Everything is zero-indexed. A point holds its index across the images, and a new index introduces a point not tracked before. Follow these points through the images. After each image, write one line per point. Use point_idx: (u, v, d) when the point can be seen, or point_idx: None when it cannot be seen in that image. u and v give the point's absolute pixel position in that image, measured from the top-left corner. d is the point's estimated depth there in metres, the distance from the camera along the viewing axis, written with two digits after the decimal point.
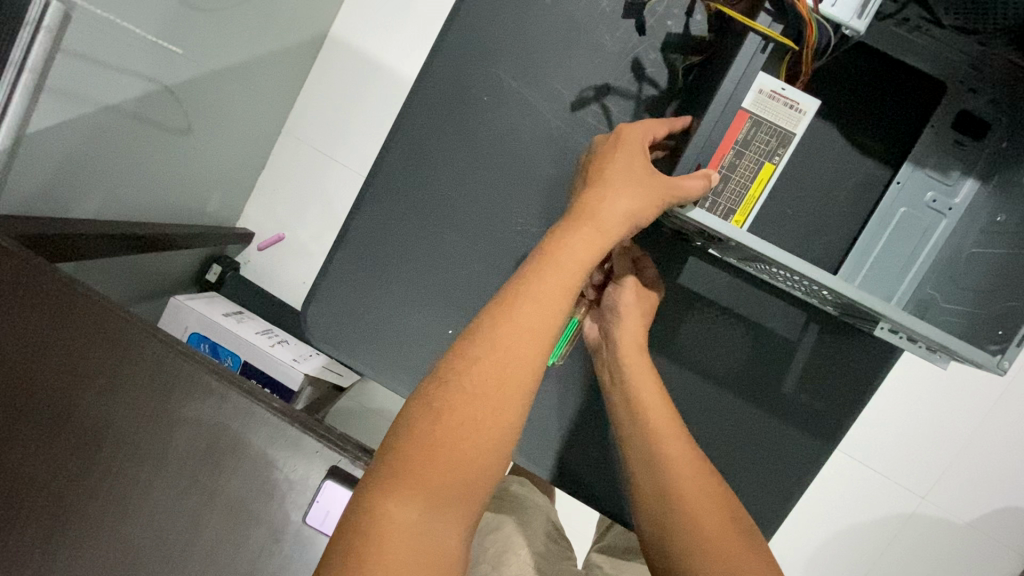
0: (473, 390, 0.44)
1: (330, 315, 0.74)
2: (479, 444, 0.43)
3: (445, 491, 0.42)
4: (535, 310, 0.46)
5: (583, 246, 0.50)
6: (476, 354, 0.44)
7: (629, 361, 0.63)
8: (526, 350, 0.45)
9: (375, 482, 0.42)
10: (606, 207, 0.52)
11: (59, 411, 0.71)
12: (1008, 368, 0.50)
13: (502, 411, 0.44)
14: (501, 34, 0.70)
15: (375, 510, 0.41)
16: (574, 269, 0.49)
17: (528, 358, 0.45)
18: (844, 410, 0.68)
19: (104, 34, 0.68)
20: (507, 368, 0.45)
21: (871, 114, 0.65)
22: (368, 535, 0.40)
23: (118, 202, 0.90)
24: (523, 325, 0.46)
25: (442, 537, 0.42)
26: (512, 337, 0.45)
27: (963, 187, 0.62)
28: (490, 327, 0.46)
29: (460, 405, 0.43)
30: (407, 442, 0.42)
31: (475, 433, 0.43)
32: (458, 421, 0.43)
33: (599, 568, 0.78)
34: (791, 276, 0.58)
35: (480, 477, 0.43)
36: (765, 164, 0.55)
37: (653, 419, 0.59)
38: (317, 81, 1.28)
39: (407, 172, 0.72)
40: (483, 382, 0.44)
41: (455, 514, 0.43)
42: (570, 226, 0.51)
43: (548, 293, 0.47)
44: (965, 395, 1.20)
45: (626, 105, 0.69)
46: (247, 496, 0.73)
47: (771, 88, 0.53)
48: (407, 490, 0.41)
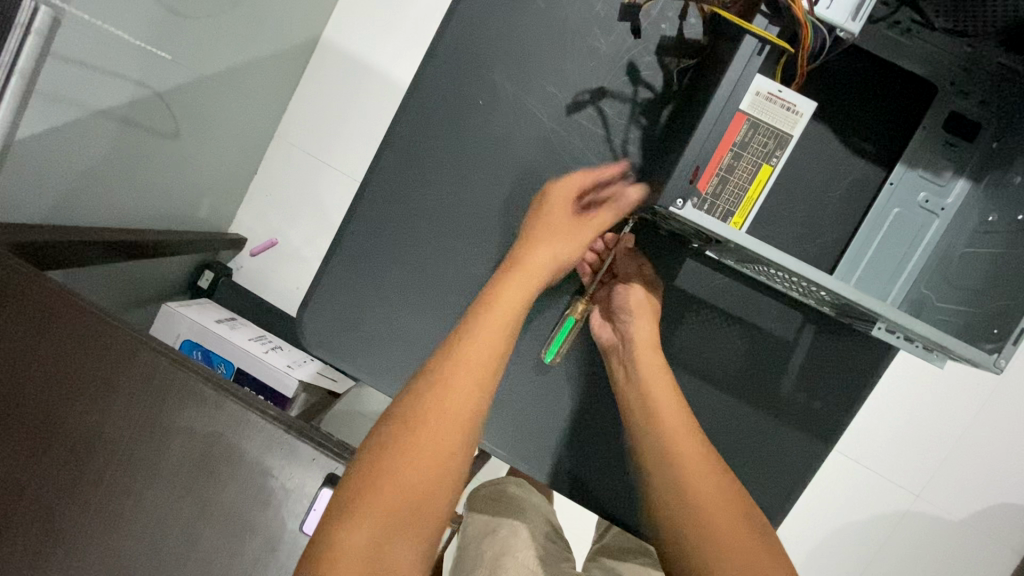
0: (438, 418, 0.50)
1: (324, 322, 0.73)
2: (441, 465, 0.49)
3: (413, 509, 0.47)
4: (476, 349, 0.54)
5: (519, 290, 0.60)
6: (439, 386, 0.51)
7: (648, 370, 0.63)
8: (467, 387, 0.52)
9: (346, 502, 0.46)
10: (535, 258, 0.63)
11: (48, 423, 0.70)
12: (1005, 367, 0.50)
13: (450, 440, 0.50)
14: (494, 37, 0.70)
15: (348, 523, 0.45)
16: (512, 312, 0.58)
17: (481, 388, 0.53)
18: (842, 410, 0.69)
19: (92, 39, 0.67)
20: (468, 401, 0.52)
21: (863, 117, 0.66)
22: (326, 554, 0.44)
23: (106, 209, 0.89)
24: (477, 363, 0.53)
25: (407, 555, 0.46)
26: (456, 375, 0.52)
27: (955, 187, 0.63)
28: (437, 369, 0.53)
29: (413, 435, 0.49)
30: (376, 465, 0.47)
31: (438, 455, 0.49)
32: (422, 446, 0.48)
33: (600, 564, 0.78)
34: (788, 276, 0.58)
35: (431, 502, 0.48)
36: (763, 166, 0.55)
37: (675, 433, 0.58)
38: (310, 86, 1.27)
39: (402, 176, 0.72)
40: (433, 415, 0.50)
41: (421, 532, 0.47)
42: (505, 279, 0.61)
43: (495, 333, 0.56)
44: (957, 393, 1.21)
45: (621, 107, 0.69)
46: (242, 505, 0.72)
47: (768, 90, 0.53)
48: (362, 515, 0.46)
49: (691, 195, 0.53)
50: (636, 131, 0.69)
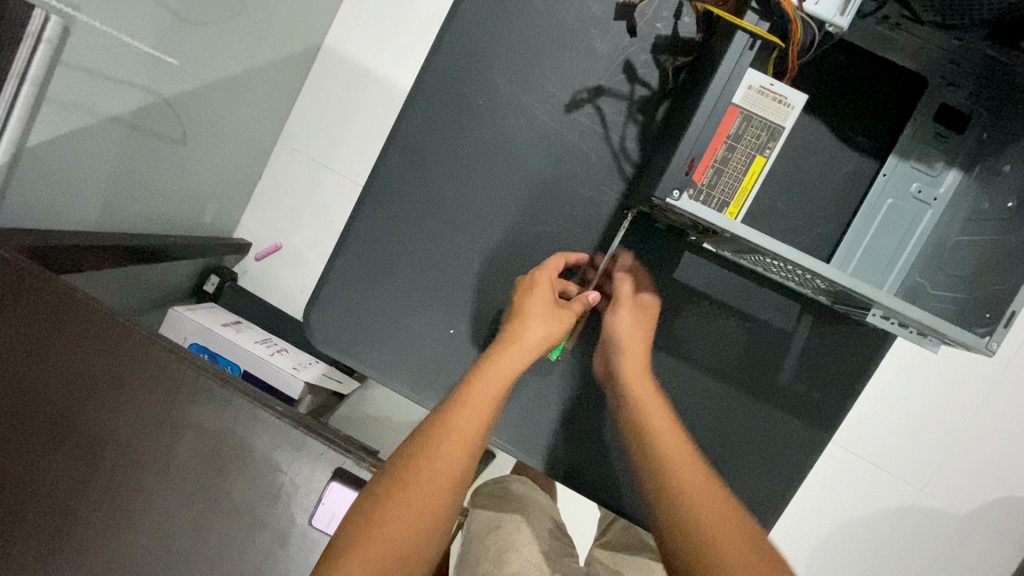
0: (421, 477, 0.51)
1: (331, 319, 0.75)
2: (422, 525, 0.50)
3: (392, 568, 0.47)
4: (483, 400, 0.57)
5: (525, 346, 0.63)
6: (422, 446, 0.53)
7: (638, 393, 0.62)
8: (472, 437, 0.55)
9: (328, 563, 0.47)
10: (538, 313, 0.65)
11: (61, 422, 0.71)
12: (996, 349, 0.51)
13: (452, 483, 0.52)
14: (493, 39, 0.71)
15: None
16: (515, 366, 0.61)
17: (466, 449, 0.54)
18: (841, 398, 0.70)
19: (102, 46, 0.69)
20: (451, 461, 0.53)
21: (855, 111, 0.67)
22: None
23: (115, 214, 0.90)
24: (459, 426, 0.55)
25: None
26: (462, 424, 0.55)
27: (947, 177, 0.65)
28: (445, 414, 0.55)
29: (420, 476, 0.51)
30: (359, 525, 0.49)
31: (420, 515, 0.50)
32: (408, 504, 0.50)
33: (600, 564, 0.80)
34: (783, 266, 0.59)
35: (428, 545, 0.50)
36: (756, 157, 0.56)
37: (671, 455, 0.55)
38: (312, 92, 1.29)
39: (404, 177, 0.73)
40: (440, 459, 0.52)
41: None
42: (512, 332, 0.63)
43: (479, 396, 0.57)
44: (958, 386, 1.22)
45: (618, 105, 0.71)
46: (252, 501, 0.73)
47: (761, 83, 0.55)
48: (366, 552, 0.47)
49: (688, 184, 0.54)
50: (634, 127, 0.71)
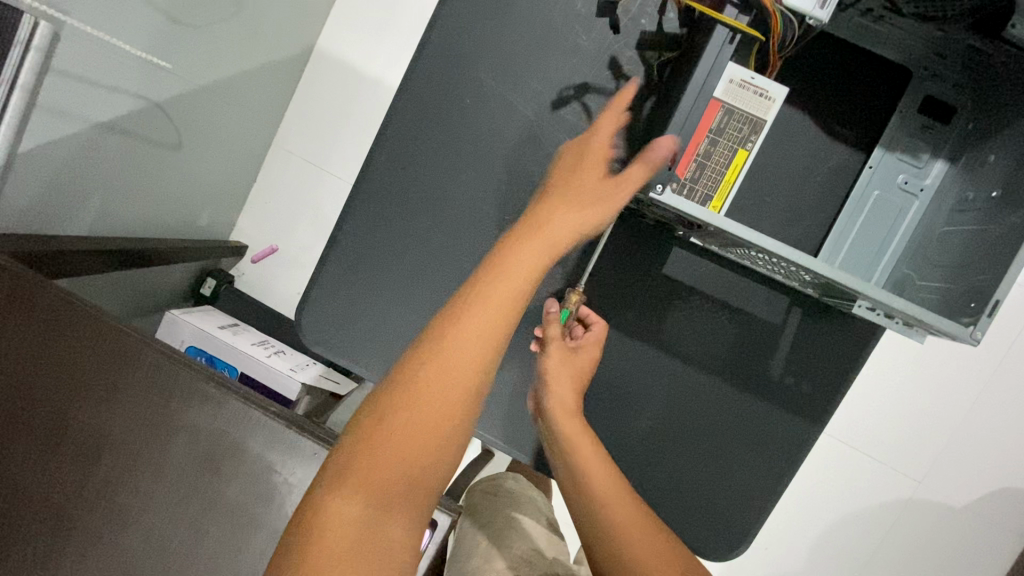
0: (427, 383, 0.46)
1: (323, 320, 0.75)
2: (428, 438, 0.45)
3: (391, 489, 0.45)
4: (487, 307, 0.47)
5: (534, 249, 0.50)
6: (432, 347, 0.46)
7: (568, 428, 0.61)
8: (476, 347, 0.47)
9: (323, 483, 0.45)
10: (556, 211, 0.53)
11: (56, 426, 0.72)
12: (980, 339, 0.51)
13: (451, 405, 0.46)
14: (479, 39, 0.72)
15: (312, 516, 0.44)
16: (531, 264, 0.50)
17: (481, 350, 0.47)
18: (831, 390, 0.70)
19: (92, 52, 0.70)
20: (460, 366, 0.46)
21: (841, 104, 0.67)
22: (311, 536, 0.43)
23: (110, 218, 0.91)
24: (474, 316, 0.47)
25: (388, 534, 0.44)
26: (464, 333, 0.47)
27: (933, 168, 0.65)
28: (441, 328, 0.47)
29: (410, 402, 0.45)
30: (359, 439, 0.45)
31: (423, 428, 0.45)
32: (392, 442, 0.45)
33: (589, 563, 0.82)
34: (769, 258, 0.59)
35: (428, 475, 0.46)
36: (738, 151, 0.56)
37: (598, 484, 0.56)
38: (304, 94, 1.30)
39: (393, 177, 0.73)
40: (433, 378, 0.46)
41: (403, 512, 0.45)
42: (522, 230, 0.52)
43: (501, 280, 0.48)
44: (954, 378, 1.22)
45: (604, 101, 0.71)
46: (247, 501, 0.73)
47: (741, 77, 0.55)
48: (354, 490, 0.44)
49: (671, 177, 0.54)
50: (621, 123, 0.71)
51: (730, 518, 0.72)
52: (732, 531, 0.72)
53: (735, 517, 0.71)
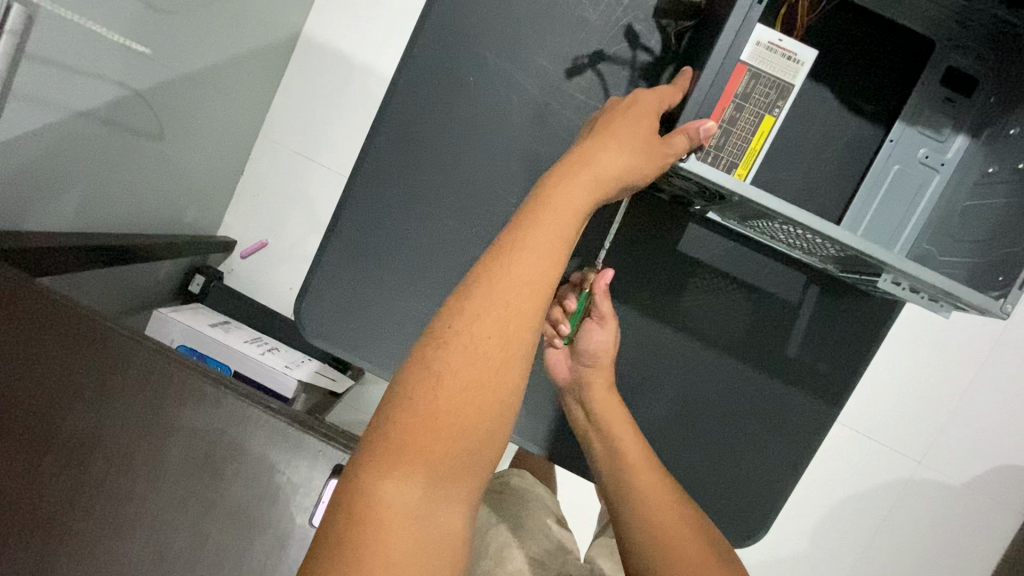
0: (472, 350, 0.44)
1: (327, 310, 0.72)
2: (481, 407, 0.44)
3: (445, 463, 0.43)
4: (535, 262, 0.45)
5: (582, 200, 0.48)
6: (474, 311, 0.44)
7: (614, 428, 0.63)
8: (525, 306, 0.45)
9: (370, 461, 0.42)
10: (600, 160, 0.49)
11: (43, 431, 0.68)
12: (1011, 312, 0.50)
13: (503, 369, 0.45)
14: (483, 13, 0.68)
15: (362, 496, 0.42)
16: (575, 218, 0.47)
17: (528, 313, 0.45)
18: (848, 370, 0.68)
19: (68, 36, 0.65)
20: (505, 329, 0.45)
21: (863, 74, 0.65)
22: (368, 517, 0.41)
23: (92, 214, 0.86)
24: (519, 278, 0.45)
25: (445, 512, 0.44)
26: (511, 293, 0.45)
27: (954, 143, 0.63)
28: (487, 286, 0.45)
29: (463, 368, 0.43)
30: (403, 410, 0.42)
31: (474, 396, 0.43)
32: (446, 411, 0.43)
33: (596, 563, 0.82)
34: (791, 232, 0.56)
35: (482, 444, 0.44)
36: (765, 117, 0.54)
37: (642, 485, 0.57)
38: (294, 81, 1.25)
39: (395, 160, 0.70)
40: (485, 343, 0.44)
41: (459, 486, 0.44)
42: (564, 176, 0.48)
43: (543, 239, 0.46)
44: (956, 359, 1.22)
45: (616, 76, 0.68)
46: (249, 503, 0.70)
47: (769, 39, 0.52)
48: (407, 466, 0.42)
49: (697, 146, 0.52)
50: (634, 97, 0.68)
51: (747, 504, 0.70)
52: (750, 517, 0.70)
53: (752, 504, 0.70)
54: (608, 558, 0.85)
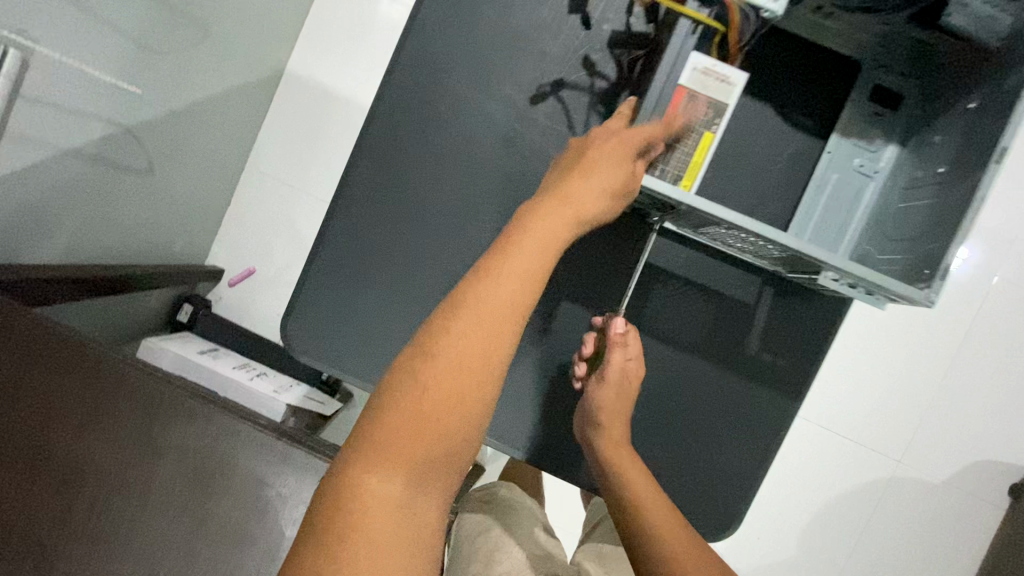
0: (455, 363, 0.48)
1: (314, 327, 0.75)
2: (464, 414, 0.48)
3: (426, 463, 0.47)
4: (513, 284, 0.50)
5: (552, 226, 0.53)
6: (459, 329, 0.48)
7: (618, 459, 0.67)
8: (502, 324, 0.49)
9: (356, 457, 0.46)
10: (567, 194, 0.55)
11: (35, 456, 0.70)
12: (935, 300, 0.55)
13: (483, 382, 0.48)
14: (453, 47, 0.74)
15: (348, 488, 0.45)
16: (547, 241, 0.53)
17: (505, 330, 0.50)
18: (805, 364, 0.73)
19: (63, 78, 0.69)
20: (486, 346, 0.48)
21: (799, 93, 0.72)
22: (353, 507, 0.45)
23: (82, 247, 0.89)
24: (499, 300, 0.49)
25: (424, 505, 0.47)
26: (492, 312, 0.49)
27: (885, 152, 0.69)
28: (472, 306, 0.49)
29: (446, 379, 0.47)
30: (391, 415, 0.46)
31: (456, 405, 0.47)
32: (431, 418, 0.46)
33: (582, 564, 0.85)
34: (737, 236, 0.62)
35: (462, 446, 0.48)
36: (705, 133, 0.60)
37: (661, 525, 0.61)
38: (278, 114, 1.30)
39: (375, 183, 0.75)
40: (466, 357, 0.48)
41: (438, 484, 0.48)
42: (534, 209, 0.54)
43: (520, 263, 0.51)
44: (923, 359, 1.28)
45: (577, 100, 0.74)
46: (239, 518, 0.72)
47: (704, 65, 0.58)
48: (391, 464, 0.46)
49: (648, 163, 0.58)
50: (594, 120, 0.74)
51: (719, 498, 0.74)
52: (723, 510, 0.74)
53: (724, 496, 0.74)
54: (594, 560, 0.87)
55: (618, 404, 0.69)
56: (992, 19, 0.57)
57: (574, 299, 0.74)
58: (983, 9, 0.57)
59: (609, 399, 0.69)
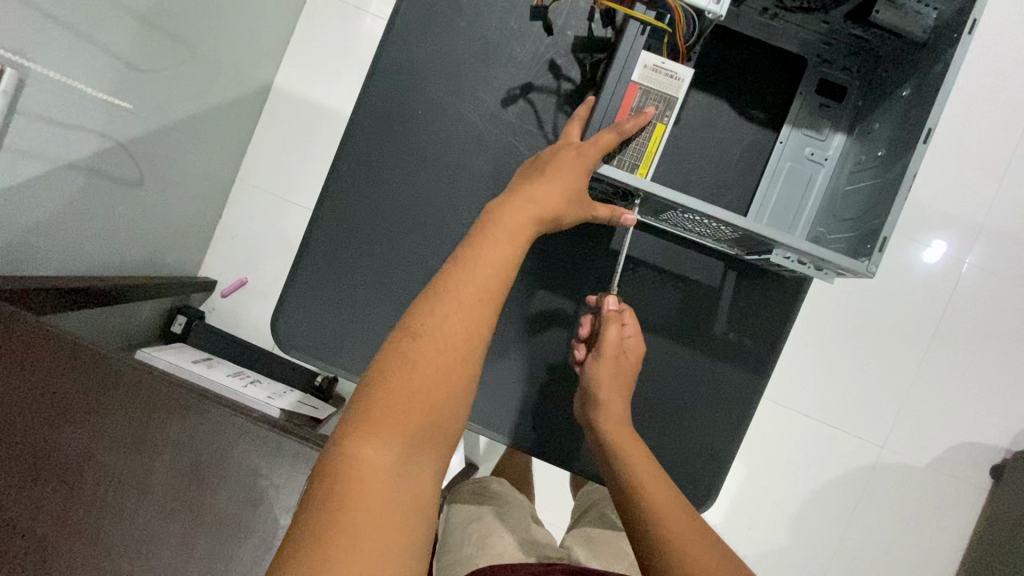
0: (440, 342, 0.51)
1: (303, 324, 0.79)
2: (450, 387, 0.51)
3: (415, 436, 0.50)
4: (492, 267, 0.55)
5: (525, 218, 0.58)
6: (442, 312, 0.52)
7: (622, 442, 0.68)
8: (483, 304, 0.54)
9: (350, 433, 0.49)
10: (543, 194, 0.60)
11: (35, 455, 0.72)
12: (875, 270, 0.59)
13: (466, 357, 0.52)
14: (427, 55, 0.79)
15: (343, 459, 0.48)
16: (523, 232, 0.58)
17: (486, 310, 0.54)
18: (769, 342, 0.78)
19: (58, 94, 0.73)
20: (468, 326, 0.53)
21: (751, 88, 0.77)
22: (350, 478, 0.47)
23: (76, 258, 0.92)
24: (479, 285, 0.54)
25: (417, 475, 0.50)
26: (472, 293, 0.53)
27: (834, 141, 0.75)
28: (454, 288, 0.53)
29: (433, 355, 0.51)
30: (383, 389, 0.50)
31: (442, 380, 0.51)
32: (421, 391, 0.50)
33: (573, 550, 0.88)
34: (695, 219, 0.66)
35: (449, 418, 0.52)
36: (658, 125, 0.64)
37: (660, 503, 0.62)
38: (266, 128, 1.35)
39: (359, 186, 0.79)
40: (451, 334, 0.52)
41: (426, 458, 0.51)
42: (510, 205, 0.59)
43: (497, 248, 0.56)
44: (899, 345, 1.32)
45: (545, 102, 0.79)
46: (235, 509, 0.75)
47: (653, 62, 0.63)
48: (384, 434, 0.49)
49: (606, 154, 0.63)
50: (562, 120, 0.79)
51: (693, 472, 0.78)
52: (699, 484, 0.78)
53: (698, 471, 0.78)
54: (583, 545, 0.89)
55: (616, 381, 0.71)
56: (919, 14, 0.62)
57: (549, 288, 0.79)
58: (909, 5, 0.62)
59: (607, 375, 0.70)
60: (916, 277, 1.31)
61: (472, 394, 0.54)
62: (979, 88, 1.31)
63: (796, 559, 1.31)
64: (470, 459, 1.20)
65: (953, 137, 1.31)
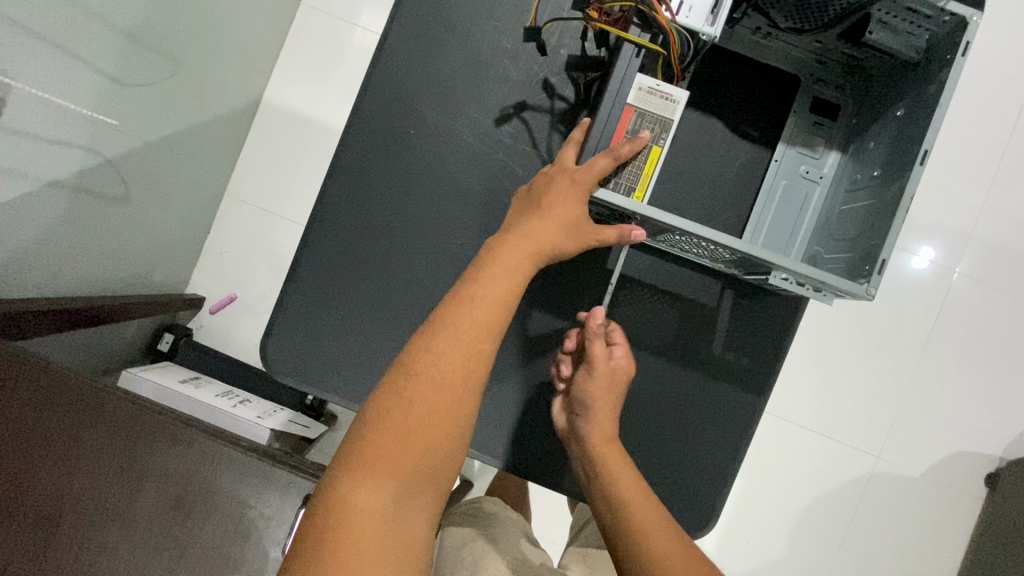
0: (438, 379, 0.50)
1: (293, 347, 0.77)
2: (446, 426, 0.50)
3: (411, 478, 0.48)
4: (488, 303, 0.53)
5: (520, 251, 0.57)
6: (440, 348, 0.51)
7: (606, 454, 0.66)
8: (479, 340, 0.52)
9: (343, 472, 0.47)
10: (537, 226, 0.59)
11: (13, 490, 0.70)
12: (874, 293, 0.59)
13: (462, 397, 0.51)
14: (420, 73, 0.78)
15: (338, 505, 0.46)
16: (519, 263, 0.57)
17: (484, 346, 0.53)
18: (767, 361, 0.77)
19: (38, 113, 0.70)
20: (467, 362, 0.51)
21: (745, 107, 0.77)
22: (345, 523, 0.45)
23: (63, 278, 0.89)
24: (477, 318, 0.53)
25: (412, 520, 0.48)
26: (470, 328, 0.52)
27: (828, 159, 0.74)
28: (452, 324, 0.52)
29: (429, 394, 0.50)
30: (378, 430, 0.48)
31: (439, 420, 0.49)
32: (416, 431, 0.48)
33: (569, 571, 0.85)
34: (693, 242, 0.65)
35: (444, 460, 0.50)
36: (653, 147, 0.63)
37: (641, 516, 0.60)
38: (255, 142, 1.33)
39: (351, 205, 0.77)
40: (448, 372, 0.51)
41: (423, 501, 0.49)
42: (505, 239, 0.58)
43: (494, 281, 0.55)
44: (892, 354, 1.32)
45: (539, 121, 0.78)
46: (223, 541, 0.73)
47: (649, 85, 0.63)
48: (378, 477, 0.47)
49: (602, 179, 0.62)
50: (557, 139, 0.78)
51: (693, 494, 0.77)
52: (699, 507, 0.77)
53: (697, 493, 0.77)
54: (581, 564, 0.87)
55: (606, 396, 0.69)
56: (913, 35, 0.62)
57: (545, 309, 0.78)
58: (902, 26, 0.61)
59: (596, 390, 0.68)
60: (909, 285, 1.31)
61: (468, 435, 0.52)
62: (970, 98, 1.33)
63: (796, 570, 1.30)
64: (465, 477, 1.18)
65: (941, 148, 1.32)
